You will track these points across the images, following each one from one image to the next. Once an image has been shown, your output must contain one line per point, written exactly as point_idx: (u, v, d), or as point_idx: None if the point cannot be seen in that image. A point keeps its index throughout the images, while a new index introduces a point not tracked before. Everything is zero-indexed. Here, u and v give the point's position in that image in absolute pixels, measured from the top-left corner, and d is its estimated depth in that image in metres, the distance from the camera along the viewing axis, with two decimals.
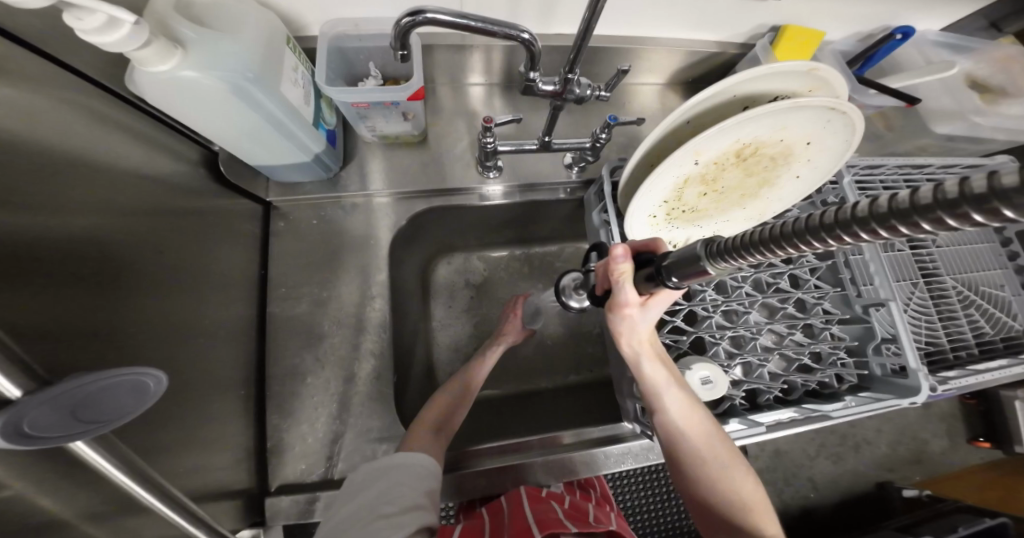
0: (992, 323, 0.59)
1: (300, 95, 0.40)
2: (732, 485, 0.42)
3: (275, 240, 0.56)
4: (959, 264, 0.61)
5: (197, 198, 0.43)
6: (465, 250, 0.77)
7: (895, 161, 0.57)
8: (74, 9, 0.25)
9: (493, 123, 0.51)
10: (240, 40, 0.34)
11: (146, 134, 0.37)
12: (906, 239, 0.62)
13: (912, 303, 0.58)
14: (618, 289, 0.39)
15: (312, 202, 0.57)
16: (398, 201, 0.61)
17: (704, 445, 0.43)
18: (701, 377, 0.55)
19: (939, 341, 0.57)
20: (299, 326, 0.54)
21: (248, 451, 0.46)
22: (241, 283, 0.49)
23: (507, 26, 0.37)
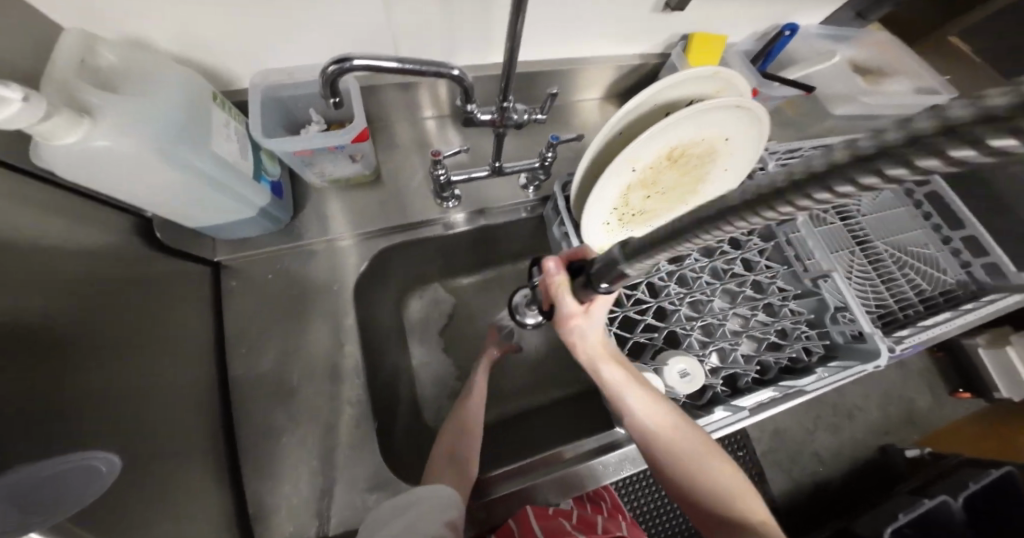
0: (929, 280, 0.64)
1: (235, 148, 0.40)
2: (710, 476, 0.43)
3: (228, 299, 0.54)
4: (886, 230, 0.67)
5: (128, 267, 0.41)
6: (439, 280, 0.78)
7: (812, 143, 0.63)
8: None
9: (441, 156, 0.53)
10: (160, 103, 0.35)
11: (62, 208, 0.36)
12: (837, 213, 0.68)
13: (854, 271, 0.62)
14: (558, 300, 0.43)
15: (268, 255, 0.57)
16: (360, 241, 0.61)
17: (677, 441, 0.43)
18: (677, 371, 0.56)
19: (887, 302, 0.62)
20: (269, 383, 0.53)
21: (231, 522, 0.44)
22: (195, 348, 0.47)
23: (437, 65, 0.39)
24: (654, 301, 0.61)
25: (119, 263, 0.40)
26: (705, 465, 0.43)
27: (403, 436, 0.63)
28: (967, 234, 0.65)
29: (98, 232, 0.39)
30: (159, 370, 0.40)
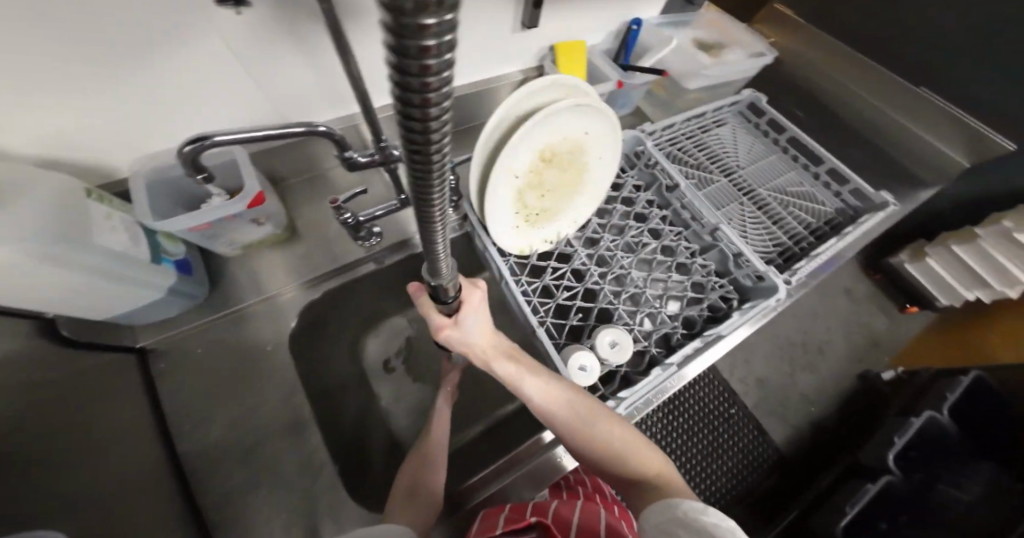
0: (813, 214, 0.74)
1: (125, 237, 0.42)
2: (600, 436, 0.47)
3: (161, 382, 0.53)
4: (765, 177, 0.78)
5: (42, 367, 0.40)
6: (399, 313, 0.78)
7: (681, 118, 0.77)
8: None
9: (339, 202, 0.48)
10: (23, 213, 0.35)
11: None
12: (722, 172, 0.78)
13: (746, 219, 0.72)
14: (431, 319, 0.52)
15: (197, 330, 0.56)
16: (297, 293, 0.61)
17: (565, 412, 0.48)
18: (608, 344, 0.59)
19: (780, 239, 0.71)
20: (226, 453, 0.51)
21: None
22: (132, 433, 0.46)
23: (298, 127, 0.39)
24: (580, 285, 0.64)
25: (38, 372, 0.40)
26: (590, 427, 0.47)
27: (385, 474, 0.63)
28: (829, 167, 0.77)
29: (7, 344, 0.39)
30: (97, 467, 0.40)
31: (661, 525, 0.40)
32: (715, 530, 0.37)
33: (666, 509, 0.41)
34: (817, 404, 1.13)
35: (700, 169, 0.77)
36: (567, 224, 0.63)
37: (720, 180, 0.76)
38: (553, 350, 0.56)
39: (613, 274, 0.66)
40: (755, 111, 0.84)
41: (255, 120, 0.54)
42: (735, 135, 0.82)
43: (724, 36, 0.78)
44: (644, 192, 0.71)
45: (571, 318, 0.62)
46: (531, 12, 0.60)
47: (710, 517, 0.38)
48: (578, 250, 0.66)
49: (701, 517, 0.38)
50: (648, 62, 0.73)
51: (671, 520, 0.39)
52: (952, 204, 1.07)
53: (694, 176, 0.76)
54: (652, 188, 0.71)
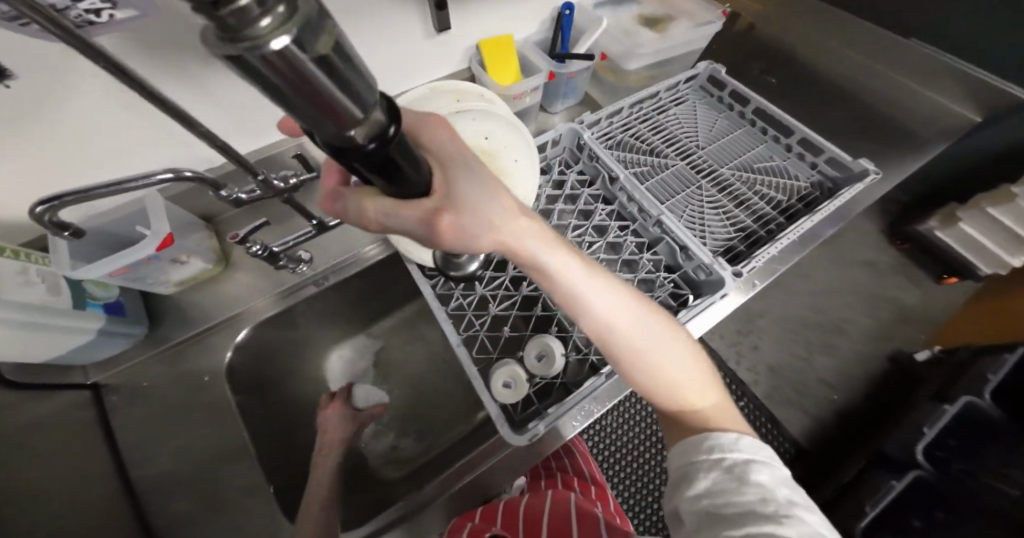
0: (781, 191, 0.70)
1: (40, 287, 0.44)
2: (665, 358, 0.44)
3: (113, 416, 0.52)
4: (727, 155, 0.73)
5: None
6: (361, 329, 0.74)
7: (628, 102, 0.72)
8: None
9: (242, 235, 0.49)
10: None
11: None
12: (680, 154, 0.73)
13: (704, 204, 0.68)
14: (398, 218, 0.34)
15: (144, 362, 0.54)
16: (244, 315, 0.59)
17: (630, 332, 0.44)
18: (534, 356, 0.54)
19: (743, 223, 0.67)
20: (177, 480, 0.49)
21: None
22: (74, 465, 0.45)
23: (146, 178, 0.38)
24: (517, 293, 0.60)
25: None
26: (656, 348, 0.44)
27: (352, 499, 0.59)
28: (800, 138, 0.72)
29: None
30: (35, 510, 0.38)
31: (684, 469, 0.41)
32: (744, 469, 0.38)
33: (696, 445, 0.41)
34: (840, 390, 1.02)
35: (656, 154, 0.72)
36: None
37: (677, 163, 0.71)
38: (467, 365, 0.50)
39: None
40: (716, 84, 0.79)
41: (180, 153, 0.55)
42: (694, 113, 0.77)
43: (671, 10, 0.73)
44: (588, 187, 0.67)
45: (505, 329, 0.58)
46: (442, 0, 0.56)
47: (731, 456, 0.39)
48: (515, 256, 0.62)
49: (723, 458, 0.39)
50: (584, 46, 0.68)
51: (696, 462, 0.40)
52: (969, 158, 0.97)
53: (646, 163, 0.71)
54: (598, 182, 0.67)
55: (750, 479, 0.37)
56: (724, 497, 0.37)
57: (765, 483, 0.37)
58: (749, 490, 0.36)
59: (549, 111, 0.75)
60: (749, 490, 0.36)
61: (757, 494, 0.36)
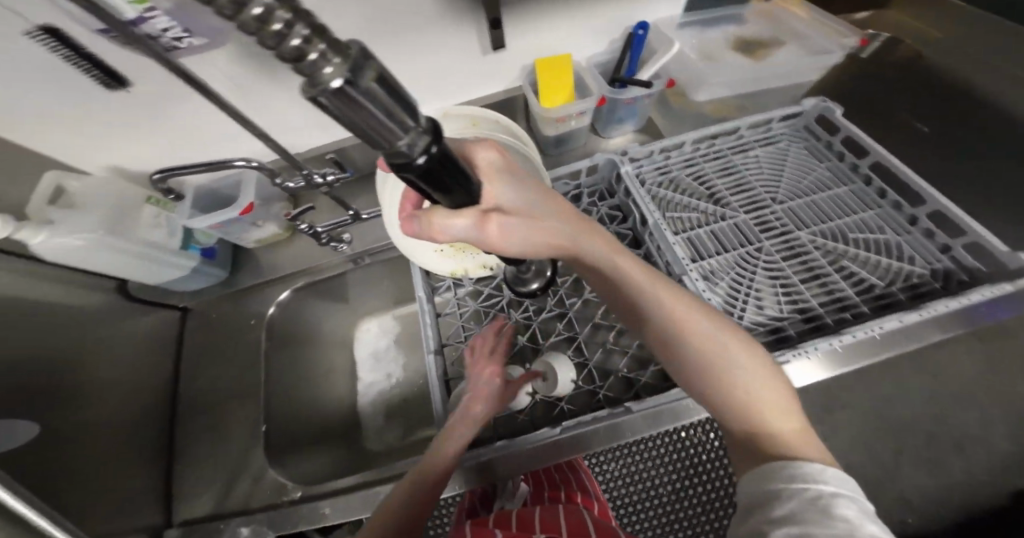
0: (878, 272, 0.47)
1: (160, 233, 0.56)
2: (739, 366, 0.36)
3: (190, 335, 0.66)
4: (814, 215, 0.52)
5: (101, 317, 0.56)
6: (389, 309, 0.81)
7: (691, 136, 0.57)
8: None
9: (291, 214, 0.59)
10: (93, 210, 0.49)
11: (59, 276, 0.53)
12: (742, 201, 0.54)
13: (757, 273, 0.49)
14: (448, 230, 0.32)
15: (217, 299, 0.67)
16: (289, 278, 0.69)
17: (696, 335, 0.38)
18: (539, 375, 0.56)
19: (807, 305, 0.47)
20: (208, 399, 0.61)
21: (156, 502, 0.54)
22: (150, 368, 0.60)
23: (217, 165, 0.46)
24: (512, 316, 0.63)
25: (90, 321, 0.55)
26: (725, 353, 0.37)
27: (337, 457, 0.66)
28: (933, 211, 0.47)
29: (80, 297, 0.55)
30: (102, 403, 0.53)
31: (756, 496, 0.31)
32: (830, 503, 0.28)
33: (773, 471, 0.31)
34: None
35: (713, 199, 0.55)
36: None
37: (735, 216, 0.53)
38: (434, 375, 0.53)
39: (551, 311, 0.63)
40: (827, 127, 0.57)
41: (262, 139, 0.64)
42: (784, 157, 0.56)
43: (780, 34, 0.58)
44: (618, 224, 0.59)
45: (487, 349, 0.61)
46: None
47: (816, 485, 0.29)
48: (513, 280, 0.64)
49: (806, 487, 0.29)
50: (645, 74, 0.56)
51: (769, 491, 0.31)
52: None
53: (694, 208, 0.54)
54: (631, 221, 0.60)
55: (836, 513, 0.28)
56: (804, 528, 0.27)
57: (855, 521, 0.27)
58: (836, 523, 0.27)
59: (602, 136, 0.66)
60: (837, 526, 0.27)
61: (847, 531, 0.26)
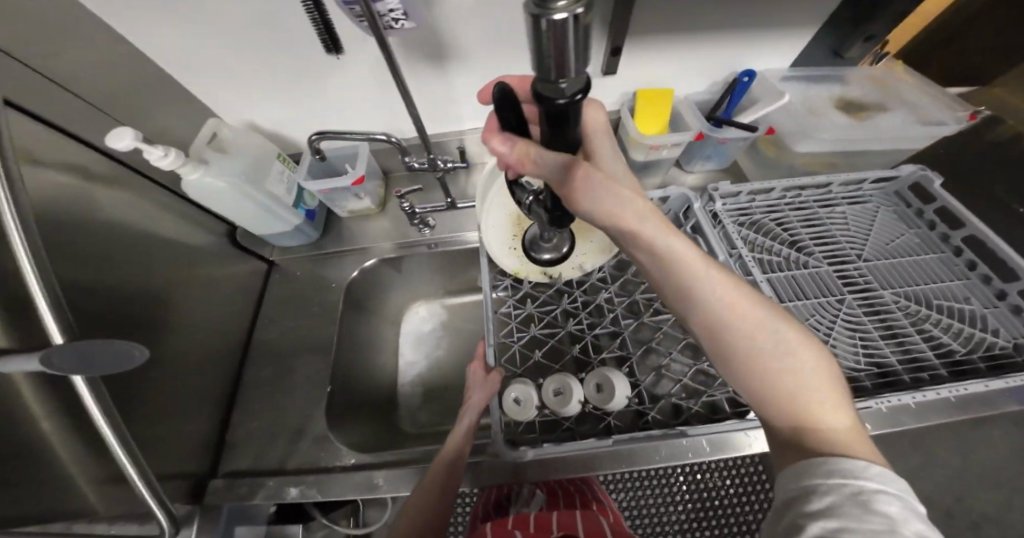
0: (960, 340, 0.48)
1: (283, 188, 0.56)
2: (796, 361, 0.34)
3: (270, 287, 0.69)
4: (899, 277, 0.53)
5: (206, 257, 0.60)
6: (441, 297, 0.84)
7: (783, 184, 0.58)
8: (115, 136, 0.37)
9: (401, 192, 0.62)
10: (238, 158, 0.51)
11: (182, 210, 0.56)
12: (826, 253, 0.56)
13: (839, 322, 0.51)
14: (535, 165, 0.34)
15: (299, 258, 0.71)
16: (366, 252, 0.72)
17: (754, 325, 0.35)
18: (593, 386, 0.56)
19: (884, 360, 0.49)
20: (275, 351, 0.64)
21: (212, 439, 0.56)
22: (234, 312, 0.63)
23: (368, 135, 0.49)
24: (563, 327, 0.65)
25: (198, 259, 0.59)
26: (783, 347, 0.34)
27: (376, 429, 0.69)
28: None
29: (193, 236, 0.58)
30: (192, 339, 0.55)
31: (792, 492, 0.30)
32: (872, 501, 0.27)
33: (809, 468, 0.30)
34: None
35: (797, 247, 0.57)
36: (574, 266, 0.66)
37: (820, 266, 0.55)
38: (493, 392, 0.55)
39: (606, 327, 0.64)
40: (920, 193, 0.58)
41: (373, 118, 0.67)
42: (871, 216, 0.58)
43: (889, 99, 0.60)
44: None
45: (540, 353, 0.63)
46: (644, 35, 0.55)
47: (856, 482, 0.28)
48: (573, 290, 0.66)
49: (845, 483, 0.28)
50: (748, 117, 0.59)
51: (805, 485, 0.30)
52: None
53: (777, 252, 0.56)
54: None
55: (875, 508, 0.27)
56: (841, 521, 0.27)
57: (897, 517, 0.26)
58: (873, 519, 0.26)
59: (683, 168, 0.69)
60: (872, 520, 0.26)
61: (885, 525, 0.26)
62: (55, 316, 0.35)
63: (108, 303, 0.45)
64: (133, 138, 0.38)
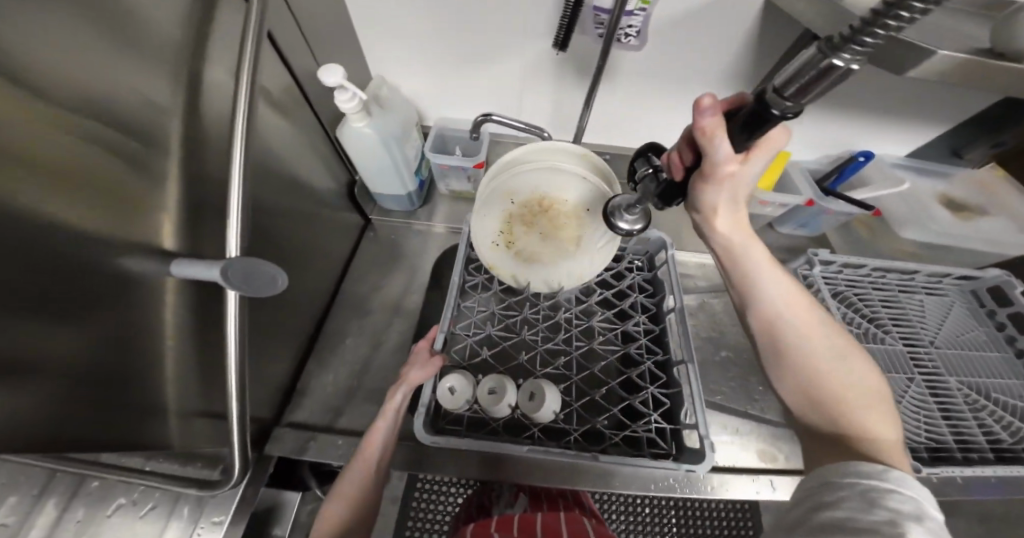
0: (1008, 430, 0.61)
1: (413, 153, 0.72)
2: (840, 367, 0.43)
3: (362, 245, 0.82)
4: (966, 368, 0.66)
5: (329, 205, 0.72)
6: None
7: (875, 265, 0.74)
8: (325, 71, 0.53)
9: None
10: (394, 119, 0.66)
11: (326, 161, 0.70)
12: (902, 337, 0.70)
13: (909, 396, 0.63)
14: (711, 150, 0.37)
15: (391, 225, 0.84)
16: (449, 232, 0.84)
17: (810, 333, 0.45)
18: (526, 394, 0.61)
19: (941, 437, 0.60)
20: (355, 302, 0.77)
21: (288, 378, 0.66)
22: (333, 258, 0.75)
23: (535, 129, 0.63)
24: (517, 335, 0.68)
25: (319, 200, 0.70)
26: (829, 354, 0.44)
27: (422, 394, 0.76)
28: None
29: (323, 180, 0.70)
30: (305, 270, 0.67)
31: (816, 496, 0.34)
32: (888, 496, 0.31)
33: (836, 467, 0.35)
34: None
35: (875, 325, 0.71)
36: (543, 281, 0.69)
37: (895, 345, 0.68)
38: (429, 382, 0.58)
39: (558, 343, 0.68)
40: (995, 298, 0.72)
41: (499, 112, 0.77)
42: (947, 311, 0.72)
43: (992, 203, 0.78)
44: (644, 296, 0.71)
45: (490, 354, 0.67)
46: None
47: (870, 482, 0.33)
48: (537, 303, 0.71)
49: (858, 482, 0.33)
50: (863, 194, 0.75)
51: (828, 482, 0.35)
52: None
53: (858, 325, 0.70)
54: (656, 298, 0.70)
55: (883, 504, 0.31)
56: (849, 513, 0.31)
57: (903, 510, 0.30)
58: (878, 511, 0.30)
59: (777, 227, 0.84)
60: (878, 512, 0.30)
61: (886, 517, 0.30)
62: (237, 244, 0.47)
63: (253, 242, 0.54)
64: (339, 75, 0.54)
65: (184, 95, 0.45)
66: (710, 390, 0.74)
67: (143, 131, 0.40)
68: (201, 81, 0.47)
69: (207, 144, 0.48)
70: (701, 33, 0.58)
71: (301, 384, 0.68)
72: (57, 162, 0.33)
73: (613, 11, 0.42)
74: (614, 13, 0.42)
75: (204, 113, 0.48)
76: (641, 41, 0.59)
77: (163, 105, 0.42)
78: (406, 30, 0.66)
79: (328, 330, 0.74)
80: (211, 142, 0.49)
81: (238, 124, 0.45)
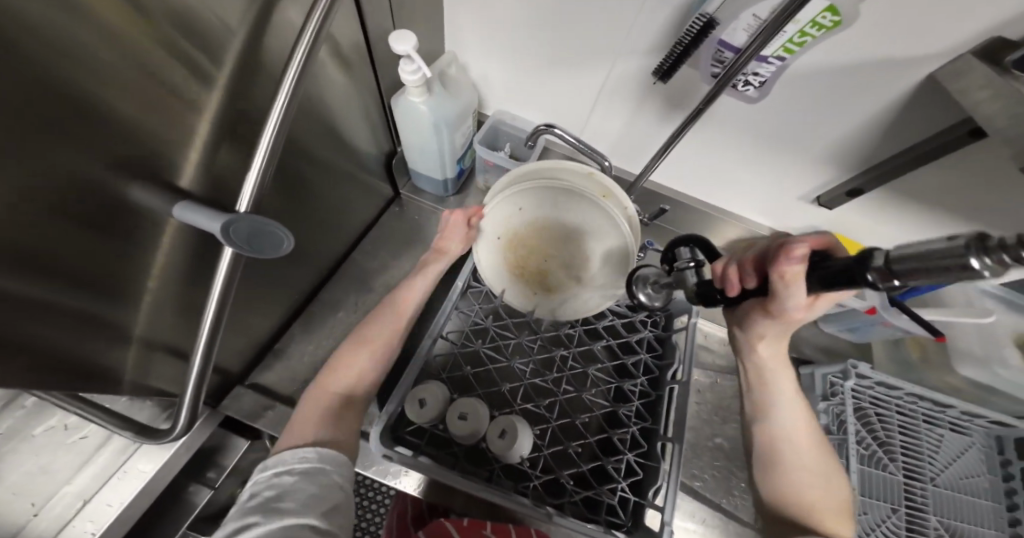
0: None
1: (461, 141, 0.66)
2: (818, 486, 0.44)
3: (383, 218, 0.77)
4: (950, 509, 0.66)
5: (365, 172, 0.67)
6: None
7: (912, 389, 0.70)
8: (398, 35, 0.47)
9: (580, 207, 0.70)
10: (457, 103, 0.60)
11: (377, 126, 0.65)
12: (903, 466, 0.68)
13: (885, 527, 0.64)
14: (780, 295, 0.35)
15: (418, 205, 0.79)
16: None
17: (802, 451, 0.45)
18: (498, 429, 0.56)
19: None
20: (358, 275, 0.72)
21: (266, 339, 0.62)
22: (351, 227, 0.70)
23: (595, 154, 0.57)
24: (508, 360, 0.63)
25: (358, 165, 0.65)
26: (811, 474, 0.44)
27: None
28: None
29: (368, 144, 0.65)
30: (322, 233, 0.63)
31: None
32: None
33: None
34: None
35: (886, 451, 0.68)
36: (546, 306, 0.62)
37: (893, 474, 0.67)
38: (404, 387, 0.54)
39: (548, 381, 0.63)
40: None
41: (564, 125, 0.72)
42: (960, 450, 0.69)
43: None
44: (651, 356, 0.65)
45: (474, 372, 0.62)
46: (833, 197, 0.60)
47: None
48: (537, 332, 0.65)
49: None
50: (929, 314, 0.67)
51: None
52: None
53: (869, 447, 0.68)
54: (662, 361, 0.63)
55: None
56: None
57: None
58: None
59: (825, 321, 0.79)
60: None
61: None
62: (249, 200, 0.41)
63: (272, 194, 0.49)
64: (410, 44, 0.48)
65: (252, 26, 0.39)
66: (691, 474, 0.69)
67: (202, 47, 0.35)
68: (273, 10, 0.41)
69: (259, 79, 0.43)
70: (813, 106, 0.52)
71: (278, 348, 0.64)
72: (95, 53, 0.28)
73: (744, 50, 0.36)
74: (745, 52, 0.36)
75: (264, 49, 0.42)
76: (760, 94, 0.52)
77: (230, 28, 0.37)
78: (496, 14, 0.60)
79: (324, 297, 0.69)
80: (262, 76, 0.44)
81: (293, 69, 0.40)
